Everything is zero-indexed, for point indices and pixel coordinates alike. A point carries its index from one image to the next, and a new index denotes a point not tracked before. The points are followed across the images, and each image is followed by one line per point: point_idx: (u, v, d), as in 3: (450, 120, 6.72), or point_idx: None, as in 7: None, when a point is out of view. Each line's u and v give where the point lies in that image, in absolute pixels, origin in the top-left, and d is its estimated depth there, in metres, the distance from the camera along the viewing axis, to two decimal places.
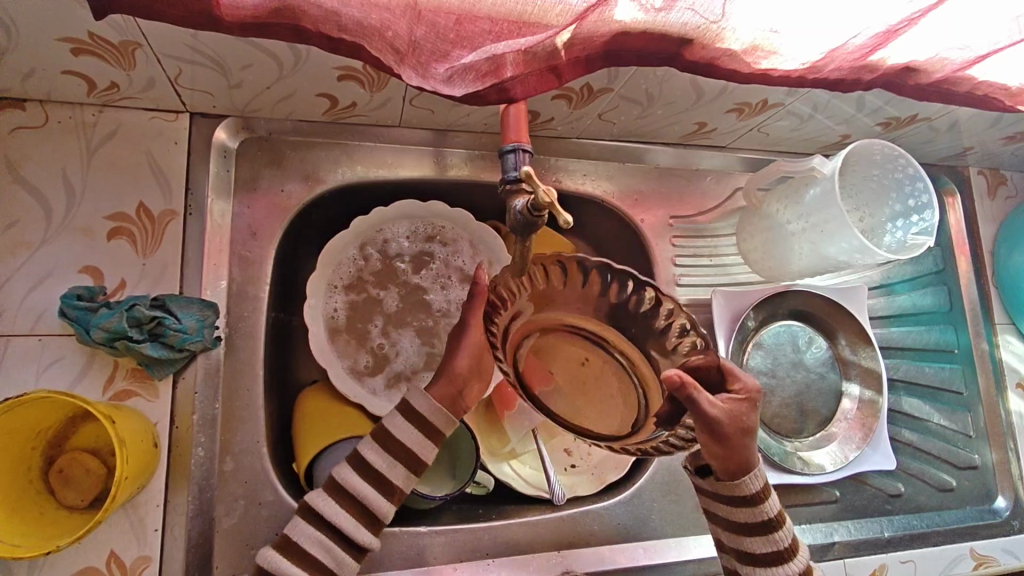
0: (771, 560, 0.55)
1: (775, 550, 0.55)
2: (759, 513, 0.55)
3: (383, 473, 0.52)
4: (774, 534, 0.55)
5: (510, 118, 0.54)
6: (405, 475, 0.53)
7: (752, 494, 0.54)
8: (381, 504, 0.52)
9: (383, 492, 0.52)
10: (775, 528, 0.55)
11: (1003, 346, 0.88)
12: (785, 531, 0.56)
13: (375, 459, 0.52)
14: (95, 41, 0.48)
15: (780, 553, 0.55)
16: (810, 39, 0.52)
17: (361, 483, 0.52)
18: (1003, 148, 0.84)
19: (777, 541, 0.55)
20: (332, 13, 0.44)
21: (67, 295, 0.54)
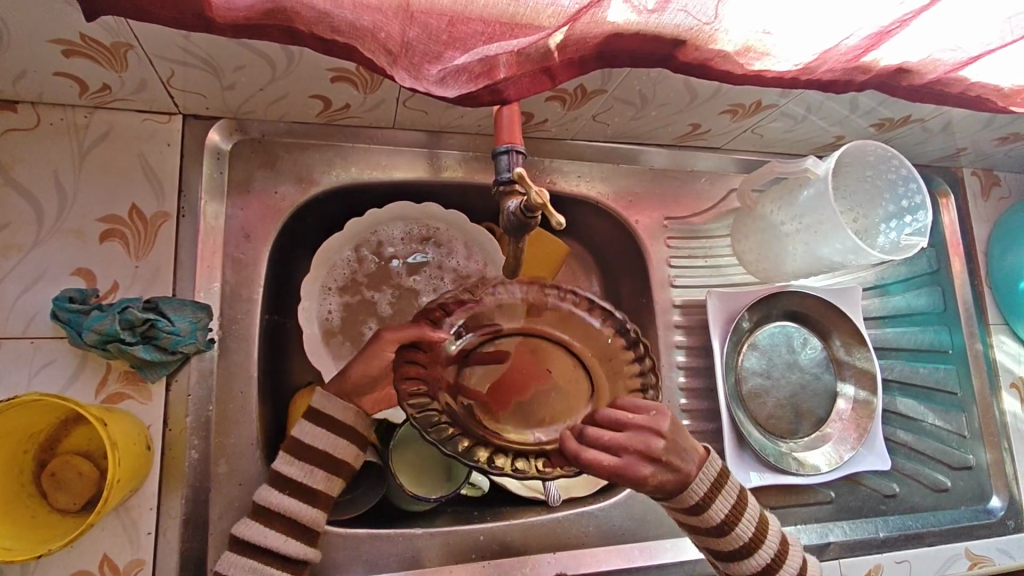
0: (739, 555, 0.57)
1: (738, 548, 0.56)
2: (710, 519, 0.55)
3: (303, 482, 0.54)
4: (731, 535, 0.56)
5: (504, 119, 0.53)
6: (325, 479, 0.55)
7: (697, 505, 0.54)
8: (305, 511, 0.53)
9: (306, 501, 0.54)
10: (732, 527, 0.55)
11: (997, 346, 0.88)
12: (746, 523, 0.56)
13: (291, 471, 0.54)
14: (87, 43, 0.48)
15: (747, 549, 0.56)
16: (804, 38, 0.52)
17: (278, 497, 0.53)
18: (996, 149, 0.84)
19: (741, 538, 0.56)
20: (324, 15, 0.44)
21: (60, 298, 0.54)
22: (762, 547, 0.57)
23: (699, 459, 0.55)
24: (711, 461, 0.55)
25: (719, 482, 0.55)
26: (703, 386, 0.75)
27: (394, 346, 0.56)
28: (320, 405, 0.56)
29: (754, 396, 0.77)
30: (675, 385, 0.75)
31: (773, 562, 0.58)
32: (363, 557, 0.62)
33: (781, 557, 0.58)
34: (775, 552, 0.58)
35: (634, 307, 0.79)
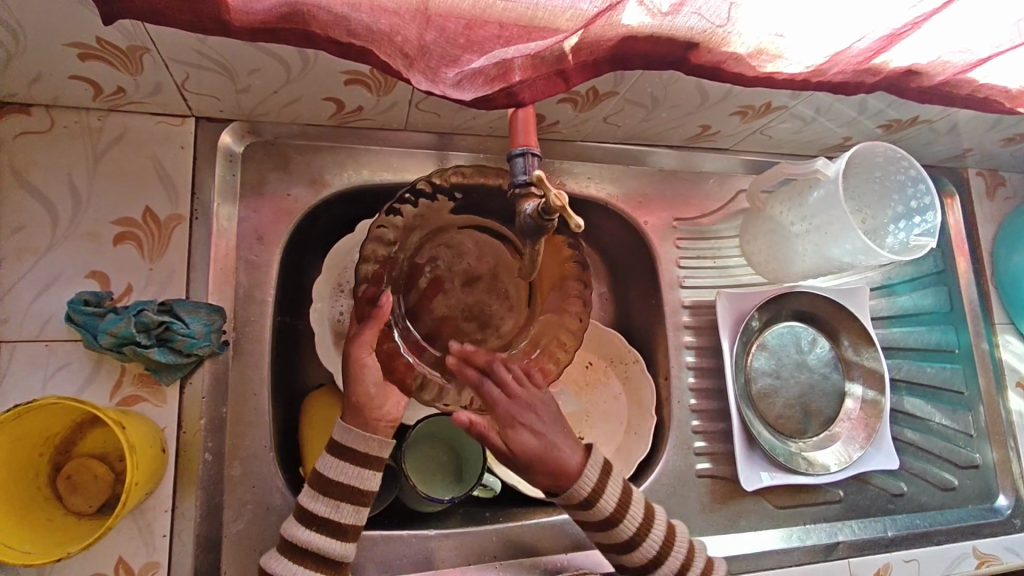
0: (628, 547, 0.59)
1: (626, 538, 0.59)
2: (600, 512, 0.58)
3: (328, 517, 0.54)
4: (620, 525, 0.58)
5: (519, 122, 0.54)
6: (353, 511, 0.55)
7: (585, 499, 0.57)
8: (334, 547, 0.53)
9: (335, 537, 0.54)
10: (615, 523, 0.58)
11: (1003, 346, 0.88)
12: (633, 511, 0.59)
13: (318, 507, 0.54)
14: (104, 47, 0.48)
15: (635, 540, 0.59)
16: (815, 40, 0.52)
17: (307, 534, 0.53)
18: (1002, 149, 0.85)
19: (628, 529, 0.58)
20: (342, 18, 0.44)
21: (74, 300, 0.54)
22: (648, 539, 0.59)
23: (586, 453, 0.59)
24: (598, 455, 0.58)
25: (605, 474, 0.59)
26: (713, 386, 0.76)
27: (372, 347, 0.57)
28: (342, 438, 0.56)
29: (763, 396, 0.77)
30: (685, 386, 0.75)
31: (660, 552, 0.60)
32: (377, 558, 0.62)
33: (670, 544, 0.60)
34: (664, 538, 0.60)
35: (643, 307, 0.80)
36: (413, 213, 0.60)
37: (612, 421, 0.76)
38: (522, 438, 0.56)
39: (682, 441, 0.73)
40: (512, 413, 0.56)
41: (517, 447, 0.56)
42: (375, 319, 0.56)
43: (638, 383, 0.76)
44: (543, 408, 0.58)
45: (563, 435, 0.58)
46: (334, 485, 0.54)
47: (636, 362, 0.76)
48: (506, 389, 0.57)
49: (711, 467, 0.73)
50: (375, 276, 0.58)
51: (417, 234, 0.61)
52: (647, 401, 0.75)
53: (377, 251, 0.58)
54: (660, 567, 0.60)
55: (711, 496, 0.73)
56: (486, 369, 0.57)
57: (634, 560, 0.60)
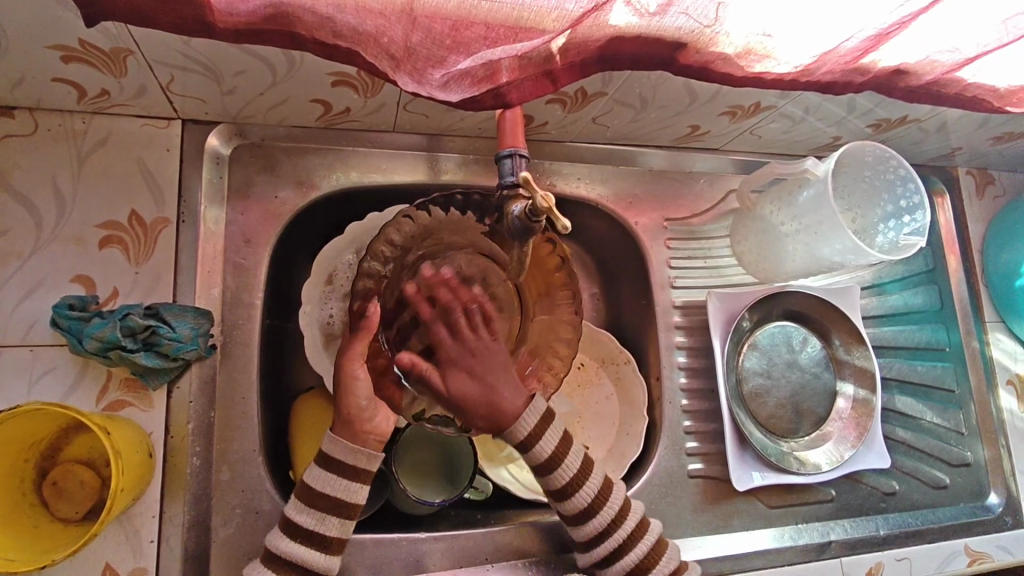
0: (562, 494, 0.58)
1: (560, 486, 0.58)
2: (537, 455, 0.57)
3: (314, 530, 0.53)
4: (558, 471, 0.58)
5: (506, 123, 0.53)
6: (339, 524, 0.54)
7: (525, 441, 0.57)
8: (318, 560, 0.53)
9: (319, 549, 0.53)
10: (553, 467, 0.57)
11: (993, 344, 0.89)
12: (571, 459, 0.58)
13: (303, 519, 0.53)
14: (87, 49, 0.48)
15: (567, 490, 0.58)
16: (803, 41, 0.52)
17: (292, 546, 0.52)
18: (992, 148, 0.85)
19: (564, 476, 0.58)
20: (327, 20, 0.44)
21: (59, 305, 0.53)
22: (583, 489, 0.58)
23: (530, 398, 0.58)
24: (542, 399, 0.58)
25: (547, 420, 0.58)
26: (705, 387, 0.76)
27: (362, 359, 0.58)
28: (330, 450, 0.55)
29: (755, 396, 0.77)
30: (676, 386, 0.75)
31: (593, 507, 0.58)
32: (367, 562, 0.61)
33: (603, 500, 0.59)
34: (600, 489, 0.59)
35: (635, 308, 0.80)
36: (413, 228, 0.62)
37: (603, 422, 0.76)
38: (461, 381, 0.57)
39: (674, 442, 0.73)
40: (452, 354, 0.58)
41: (456, 391, 0.57)
42: (364, 331, 0.57)
43: (629, 384, 0.76)
44: (491, 356, 0.58)
45: (508, 377, 0.58)
46: (323, 498, 0.54)
47: (627, 363, 0.77)
48: (456, 333, 0.58)
49: (703, 468, 0.73)
50: (370, 291, 0.60)
51: (418, 248, 0.62)
52: (638, 401, 0.75)
53: (373, 268, 0.61)
54: (593, 519, 0.59)
55: (704, 496, 0.72)
56: (443, 309, 0.59)
57: (570, 511, 0.59)
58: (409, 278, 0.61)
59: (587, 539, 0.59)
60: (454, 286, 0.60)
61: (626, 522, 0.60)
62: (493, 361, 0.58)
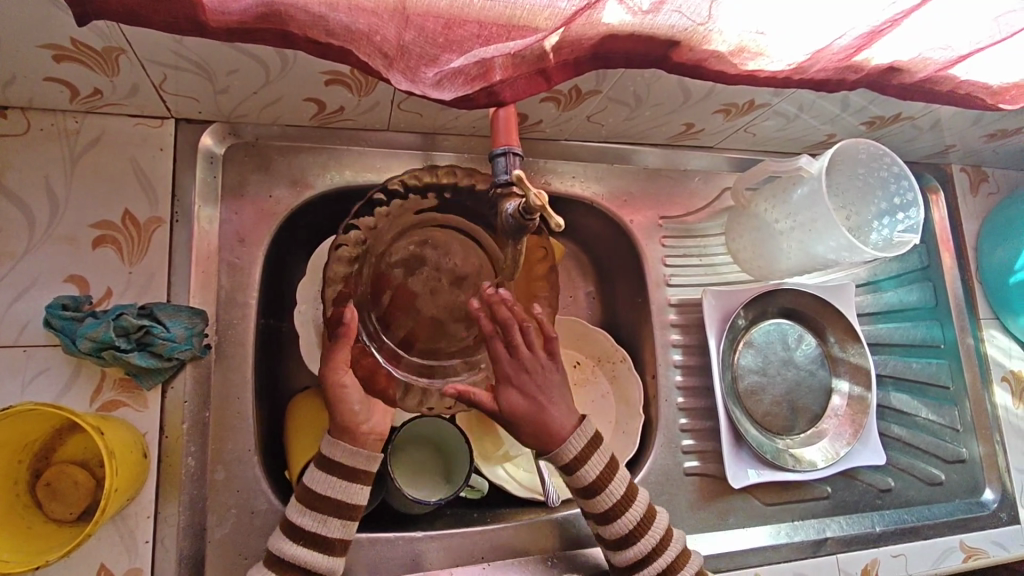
0: (604, 518, 0.61)
1: (603, 509, 0.60)
2: (581, 479, 0.60)
3: (316, 532, 0.54)
4: (600, 495, 0.60)
5: (500, 121, 0.54)
6: (341, 526, 0.55)
7: (570, 462, 0.60)
8: (321, 561, 0.54)
9: (321, 549, 0.54)
10: (598, 490, 0.60)
11: (988, 340, 0.89)
12: (613, 486, 0.61)
13: (305, 521, 0.54)
14: (79, 48, 0.48)
15: (611, 512, 0.60)
16: (796, 39, 0.53)
17: (295, 548, 0.53)
18: (985, 145, 0.86)
19: (607, 500, 0.60)
20: (320, 18, 0.44)
21: (52, 305, 0.53)
22: (627, 512, 0.61)
23: (579, 422, 0.61)
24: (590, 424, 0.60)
25: (593, 444, 0.61)
26: (701, 384, 0.76)
27: (348, 364, 0.58)
28: (330, 452, 0.56)
29: (750, 394, 0.77)
30: (671, 384, 0.75)
31: (636, 531, 0.61)
32: (363, 561, 0.61)
33: (646, 527, 0.61)
34: (642, 518, 0.61)
35: (630, 306, 0.80)
36: (380, 216, 0.58)
37: (600, 421, 0.76)
38: (513, 399, 0.57)
39: (670, 440, 0.73)
40: (508, 373, 0.57)
41: (508, 408, 0.57)
42: (343, 337, 0.56)
43: (625, 382, 0.76)
44: (542, 371, 0.59)
45: (560, 398, 0.60)
46: (323, 500, 0.55)
47: (623, 361, 0.77)
48: (513, 348, 0.57)
49: (699, 466, 0.73)
50: (343, 294, 0.56)
51: (386, 234, 0.59)
52: (634, 400, 0.75)
53: (342, 271, 0.57)
54: (635, 547, 0.60)
55: (700, 494, 0.73)
56: (506, 326, 0.56)
57: (611, 535, 0.61)
58: (379, 285, 0.59)
59: (628, 565, 0.61)
60: (513, 304, 0.57)
61: (669, 548, 0.61)
62: (546, 377, 0.59)
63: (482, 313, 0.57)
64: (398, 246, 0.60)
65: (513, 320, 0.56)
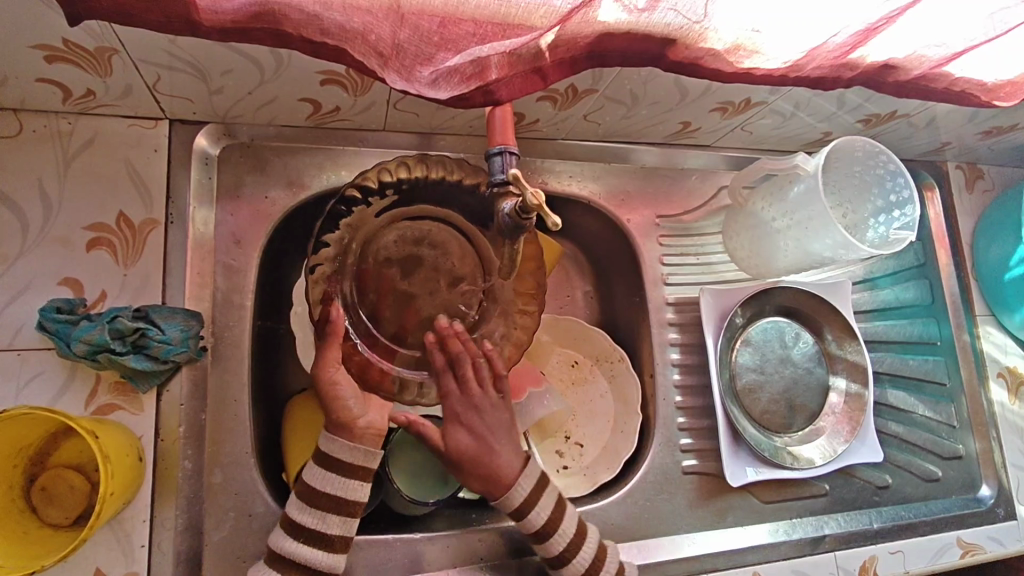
0: (557, 563, 0.57)
1: (556, 554, 0.57)
2: (531, 523, 0.56)
3: (315, 529, 0.53)
4: (552, 538, 0.57)
5: (496, 121, 0.53)
6: (341, 522, 0.53)
7: (521, 507, 0.56)
8: (321, 558, 0.52)
9: (321, 546, 0.53)
10: (548, 533, 0.56)
11: (984, 337, 0.89)
12: (567, 525, 0.57)
13: (306, 518, 0.53)
14: (70, 48, 0.47)
15: (565, 556, 0.57)
16: (791, 38, 0.53)
17: (295, 545, 0.52)
18: (980, 142, 0.86)
19: (560, 543, 0.57)
20: (314, 18, 0.43)
21: (46, 308, 0.52)
22: (580, 553, 0.57)
23: (527, 461, 0.58)
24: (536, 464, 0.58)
25: (541, 484, 0.58)
26: (698, 383, 0.76)
27: (338, 362, 0.56)
28: (328, 448, 0.54)
29: (748, 392, 0.77)
30: (670, 382, 0.75)
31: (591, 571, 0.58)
32: (362, 563, 0.61)
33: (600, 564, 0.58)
34: (596, 555, 0.58)
35: (629, 305, 0.80)
36: (360, 213, 0.60)
37: (598, 420, 0.77)
38: (459, 437, 0.57)
39: (669, 439, 0.73)
40: (456, 409, 0.58)
41: (453, 446, 0.57)
42: (331, 337, 0.56)
43: (624, 382, 0.76)
44: (494, 411, 0.59)
45: (507, 440, 0.58)
46: (323, 497, 0.53)
47: (621, 360, 0.77)
48: (465, 385, 0.58)
49: (698, 464, 0.73)
50: (327, 294, 0.58)
51: (368, 228, 0.61)
52: (632, 399, 0.75)
53: (325, 270, 0.58)
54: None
55: (699, 492, 0.73)
56: (452, 362, 0.59)
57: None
58: (368, 279, 0.61)
59: None
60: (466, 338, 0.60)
61: None
62: (495, 418, 0.58)
63: (435, 347, 0.59)
64: (381, 238, 0.62)
65: (465, 351, 0.59)
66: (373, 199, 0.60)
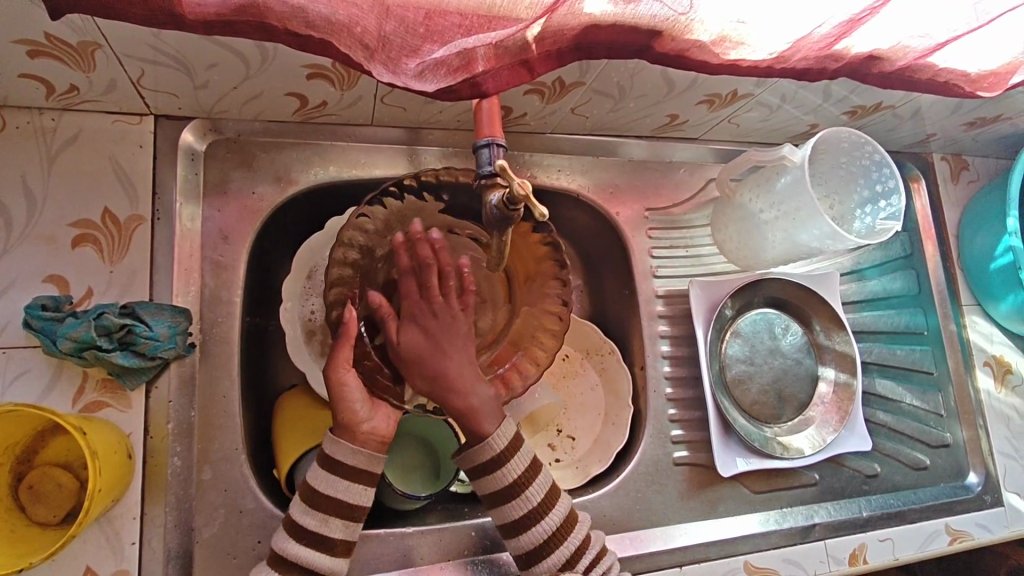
0: (517, 526, 0.57)
1: (517, 517, 0.56)
2: (499, 480, 0.56)
3: (318, 531, 0.52)
4: (517, 500, 0.56)
5: (484, 112, 0.53)
6: (343, 526, 0.53)
7: (495, 459, 0.56)
8: (323, 561, 0.52)
9: (323, 549, 0.52)
10: (519, 491, 0.56)
11: (970, 326, 0.90)
12: (534, 490, 0.57)
13: (308, 521, 0.52)
14: (53, 43, 0.47)
15: (525, 520, 0.56)
16: (776, 30, 0.53)
17: (298, 548, 0.51)
18: (965, 134, 0.87)
19: (521, 508, 0.56)
20: (298, 10, 0.43)
21: (32, 305, 0.52)
22: (548, 517, 0.57)
23: (501, 417, 0.58)
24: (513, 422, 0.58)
25: (517, 445, 0.58)
26: (689, 374, 0.76)
27: (350, 364, 0.56)
28: (331, 450, 0.54)
29: (738, 383, 0.78)
30: (660, 374, 0.75)
31: (553, 540, 0.57)
32: (354, 557, 0.61)
33: (565, 537, 0.57)
34: (561, 523, 0.58)
35: (618, 298, 0.80)
36: (377, 215, 0.61)
37: (588, 413, 0.77)
38: (411, 336, 0.57)
39: (660, 431, 0.74)
40: (413, 309, 0.57)
41: (404, 343, 0.57)
42: (343, 337, 0.55)
43: (614, 374, 0.77)
44: (449, 320, 0.58)
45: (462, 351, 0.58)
46: (327, 500, 0.53)
47: (611, 353, 0.77)
48: (427, 290, 0.58)
49: (689, 455, 0.74)
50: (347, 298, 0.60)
51: (388, 235, 0.63)
52: (622, 391, 0.76)
53: (342, 273, 0.60)
54: (547, 557, 0.57)
55: (689, 483, 0.73)
56: (418, 263, 0.58)
57: (525, 543, 0.57)
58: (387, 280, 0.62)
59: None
60: (437, 249, 0.59)
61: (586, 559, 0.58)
62: (450, 325, 0.58)
63: (403, 248, 0.59)
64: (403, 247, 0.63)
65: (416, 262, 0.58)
66: (390, 201, 0.61)
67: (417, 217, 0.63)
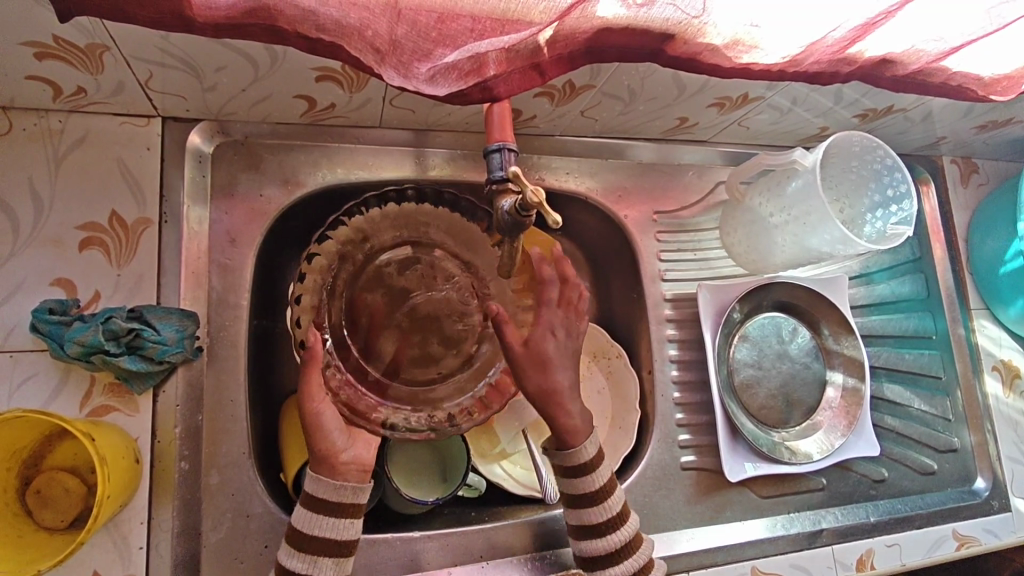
0: (593, 530, 0.58)
1: (593, 522, 0.58)
2: (585, 484, 0.59)
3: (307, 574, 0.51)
4: (597, 506, 0.58)
5: (494, 116, 0.53)
6: (334, 565, 0.52)
7: (584, 465, 0.59)
8: None
9: None
10: (603, 498, 0.58)
11: (979, 331, 0.90)
12: (613, 500, 0.59)
13: (294, 564, 0.51)
14: (62, 45, 0.46)
15: (600, 526, 0.58)
16: (791, 30, 0.52)
17: None
18: (975, 137, 0.86)
19: (601, 515, 0.58)
20: (309, 13, 0.43)
21: (39, 309, 0.52)
22: (625, 526, 0.59)
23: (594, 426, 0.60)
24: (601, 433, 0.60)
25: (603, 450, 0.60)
26: (697, 379, 0.76)
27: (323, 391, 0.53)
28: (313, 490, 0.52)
29: (746, 387, 0.77)
30: (668, 379, 0.75)
31: (627, 551, 0.59)
32: (361, 563, 0.61)
33: (637, 550, 0.59)
34: (632, 538, 0.59)
35: (625, 302, 0.80)
36: (347, 234, 0.58)
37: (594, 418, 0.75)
38: (542, 341, 0.57)
39: (667, 435, 0.73)
40: (546, 318, 0.57)
41: (533, 346, 0.56)
42: (309, 362, 0.52)
43: (622, 377, 0.76)
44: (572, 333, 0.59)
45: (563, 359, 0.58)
46: (312, 540, 0.51)
47: (619, 356, 0.77)
48: (561, 299, 0.59)
49: (697, 460, 0.73)
50: (317, 322, 0.55)
51: (375, 242, 0.60)
52: (630, 395, 0.75)
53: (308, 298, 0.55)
54: (616, 565, 0.58)
55: (696, 488, 0.73)
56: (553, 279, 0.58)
57: (595, 548, 0.59)
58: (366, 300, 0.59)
59: None
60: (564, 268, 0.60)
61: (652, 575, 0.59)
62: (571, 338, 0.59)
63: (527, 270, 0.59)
64: (383, 258, 0.61)
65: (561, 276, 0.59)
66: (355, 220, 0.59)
67: (419, 225, 0.61)
